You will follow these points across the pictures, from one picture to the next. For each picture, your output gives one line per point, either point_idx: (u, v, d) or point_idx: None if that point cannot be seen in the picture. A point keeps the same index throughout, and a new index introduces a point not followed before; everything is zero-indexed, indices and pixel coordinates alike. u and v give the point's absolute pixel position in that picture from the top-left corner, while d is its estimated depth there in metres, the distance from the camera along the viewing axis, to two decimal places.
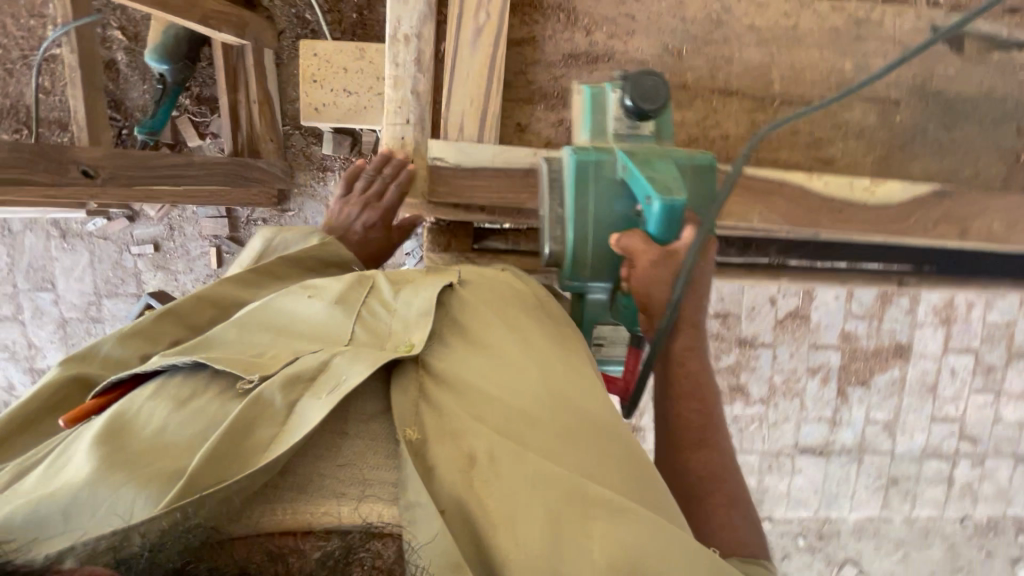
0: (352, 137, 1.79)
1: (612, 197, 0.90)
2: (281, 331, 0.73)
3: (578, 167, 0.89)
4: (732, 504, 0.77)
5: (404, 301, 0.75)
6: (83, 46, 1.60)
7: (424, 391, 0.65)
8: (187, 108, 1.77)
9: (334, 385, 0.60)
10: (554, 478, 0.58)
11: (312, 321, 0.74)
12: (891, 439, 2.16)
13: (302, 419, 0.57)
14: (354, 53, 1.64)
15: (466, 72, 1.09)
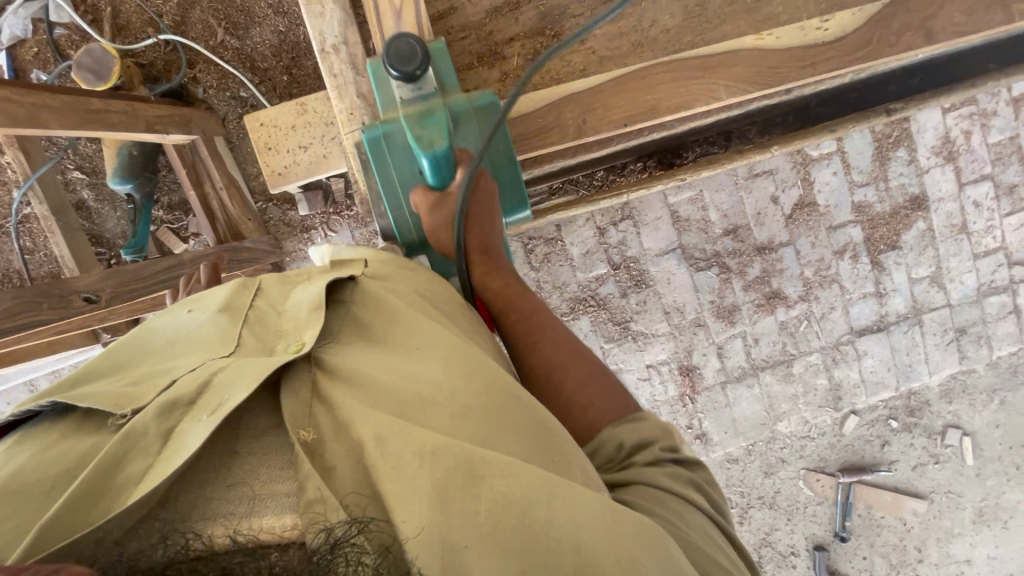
0: (322, 189, 1.81)
1: (408, 160, 1.05)
2: (164, 363, 0.72)
3: (372, 145, 1.03)
4: (582, 382, 0.89)
5: (296, 305, 0.80)
6: (49, 194, 1.64)
7: (319, 390, 0.67)
8: (162, 219, 1.81)
9: (214, 407, 0.60)
10: (445, 450, 0.60)
11: (192, 347, 0.74)
12: (943, 291, 2.11)
13: (182, 444, 0.57)
14: (294, 111, 1.67)
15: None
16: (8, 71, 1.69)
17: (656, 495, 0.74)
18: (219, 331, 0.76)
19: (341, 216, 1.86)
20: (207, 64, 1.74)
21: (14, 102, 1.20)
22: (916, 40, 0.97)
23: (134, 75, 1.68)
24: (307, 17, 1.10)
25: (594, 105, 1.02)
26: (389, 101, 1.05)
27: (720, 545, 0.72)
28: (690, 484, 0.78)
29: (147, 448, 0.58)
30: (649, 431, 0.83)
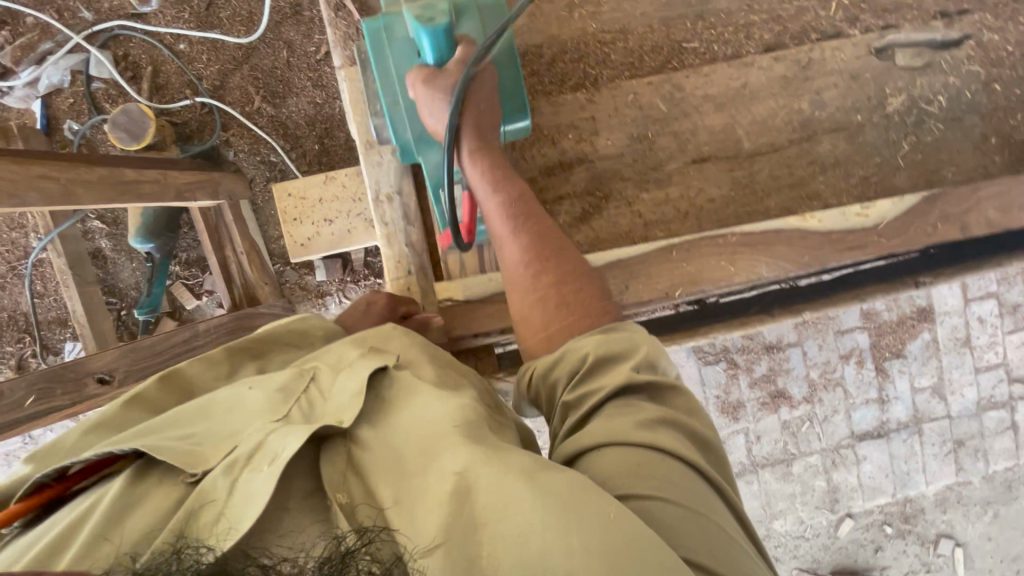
0: (342, 257, 1.81)
1: (408, 53, 0.93)
2: (223, 418, 0.75)
3: (373, 36, 0.94)
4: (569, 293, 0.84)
5: (339, 390, 0.78)
6: (69, 248, 1.63)
7: (353, 462, 0.68)
8: (178, 274, 1.80)
9: (269, 460, 0.64)
10: (451, 494, 0.60)
11: (248, 401, 0.77)
12: (943, 402, 2.13)
13: (243, 496, 0.61)
14: (321, 182, 1.69)
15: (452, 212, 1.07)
16: (41, 119, 1.69)
17: (629, 453, 0.66)
18: (279, 391, 0.79)
19: (357, 284, 1.85)
20: (241, 129, 1.75)
21: (51, 180, 1.20)
22: (950, 230, 0.92)
23: (168, 135, 1.69)
24: (367, 167, 1.07)
25: (638, 272, 0.91)
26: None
27: (708, 504, 0.64)
28: (673, 432, 0.70)
29: (214, 499, 0.63)
30: (614, 347, 0.77)
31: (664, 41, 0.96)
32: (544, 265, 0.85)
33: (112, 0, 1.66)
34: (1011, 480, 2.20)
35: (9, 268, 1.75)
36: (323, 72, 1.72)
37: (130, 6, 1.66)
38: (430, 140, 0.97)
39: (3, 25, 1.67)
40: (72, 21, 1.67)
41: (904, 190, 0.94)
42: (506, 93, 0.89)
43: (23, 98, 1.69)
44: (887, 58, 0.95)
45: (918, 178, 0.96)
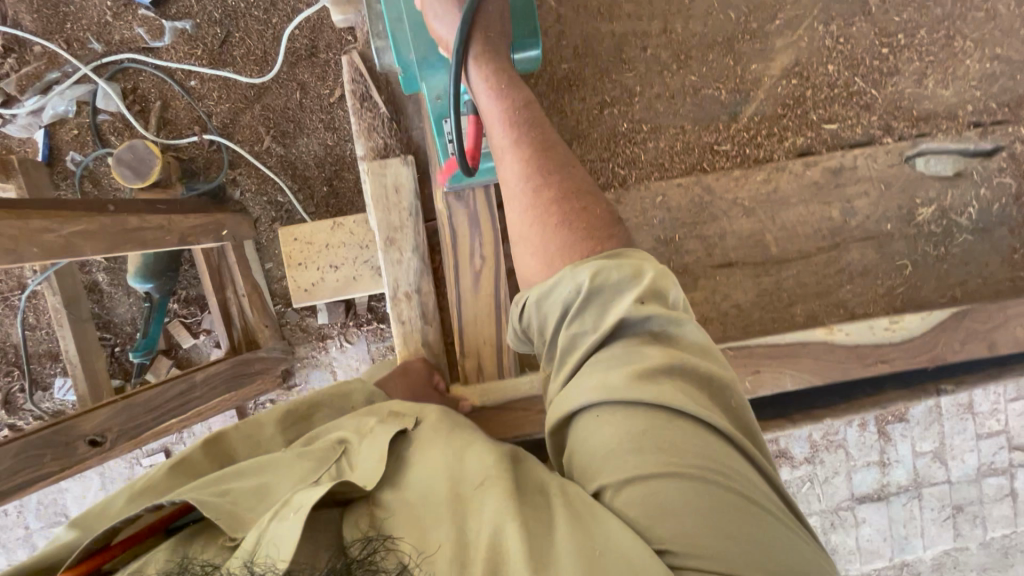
0: (345, 301, 1.78)
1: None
2: (257, 476, 0.75)
3: None
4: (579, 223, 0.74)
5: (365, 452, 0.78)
6: (66, 285, 1.59)
7: (375, 520, 0.67)
8: (177, 312, 1.75)
9: (297, 506, 0.64)
10: (460, 544, 0.61)
11: (285, 462, 0.77)
12: (944, 467, 2.11)
13: (271, 543, 0.60)
14: (329, 227, 1.65)
15: (473, 318, 1.00)
16: (42, 149, 1.65)
17: (634, 419, 0.63)
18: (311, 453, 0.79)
19: (360, 328, 1.82)
20: (249, 168, 1.72)
21: (53, 232, 1.15)
22: (977, 345, 0.91)
23: (174, 172, 1.64)
24: (384, 263, 0.99)
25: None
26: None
27: (718, 462, 0.61)
28: (677, 384, 0.65)
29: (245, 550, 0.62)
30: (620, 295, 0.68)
31: (694, 143, 0.94)
32: (549, 184, 0.75)
33: (123, 33, 1.62)
34: (1007, 545, 2.19)
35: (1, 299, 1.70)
36: (336, 114, 1.69)
37: (141, 40, 1.63)
38: (434, 63, 0.83)
39: (8, 53, 1.62)
40: (81, 51, 1.63)
41: (933, 303, 0.92)
42: (518, 15, 0.81)
43: (25, 126, 1.65)
44: (917, 166, 0.94)
45: (946, 288, 0.94)
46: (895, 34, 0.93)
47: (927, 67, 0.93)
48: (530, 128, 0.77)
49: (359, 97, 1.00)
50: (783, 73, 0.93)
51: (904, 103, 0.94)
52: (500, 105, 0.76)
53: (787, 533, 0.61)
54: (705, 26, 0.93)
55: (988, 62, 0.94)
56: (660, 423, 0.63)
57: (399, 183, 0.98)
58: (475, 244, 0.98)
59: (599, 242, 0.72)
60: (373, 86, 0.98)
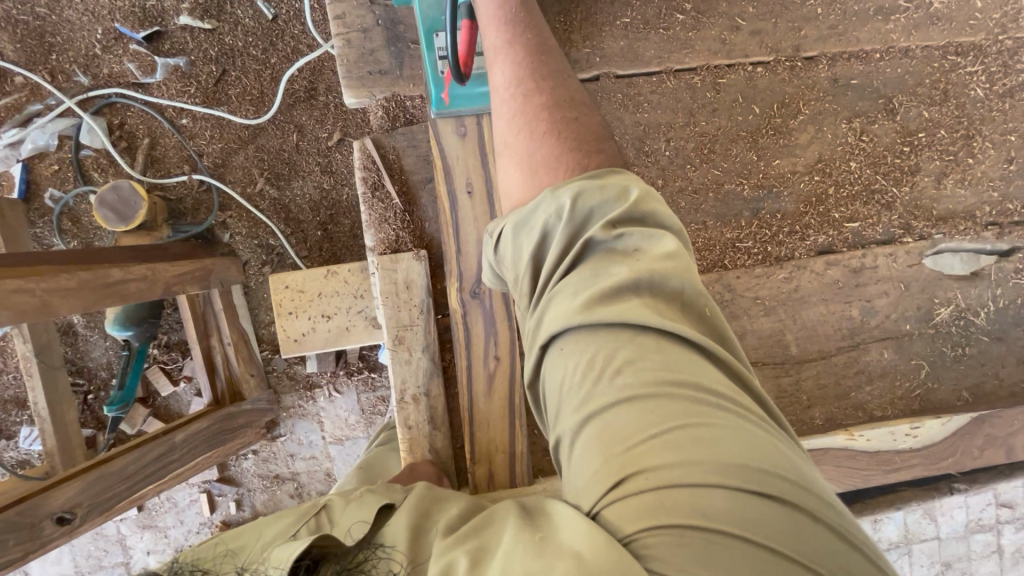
0: (336, 351, 1.71)
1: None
2: (236, 547, 0.69)
3: None
4: (572, 135, 0.65)
5: (348, 510, 0.73)
6: (39, 333, 1.49)
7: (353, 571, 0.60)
8: (156, 357, 1.66)
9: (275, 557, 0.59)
10: None
11: (267, 523, 0.72)
12: (934, 524, 2.11)
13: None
14: (322, 276, 1.59)
15: (486, 418, 0.96)
16: (19, 184, 1.56)
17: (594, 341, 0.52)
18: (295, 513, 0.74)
19: (351, 377, 1.75)
20: (240, 211, 1.65)
21: (27, 291, 1.07)
22: (987, 449, 0.93)
23: (160, 213, 1.56)
24: (392, 363, 0.96)
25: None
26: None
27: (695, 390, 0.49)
28: (650, 298, 0.53)
29: None
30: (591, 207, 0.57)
31: (716, 239, 0.92)
32: (541, 89, 0.68)
33: (112, 66, 1.55)
34: None
35: None
36: (334, 158, 1.64)
37: (132, 75, 1.56)
38: None
39: None
40: (66, 84, 1.55)
41: (950, 409, 0.90)
42: None
43: (2, 159, 1.56)
44: (936, 265, 0.93)
45: (964, 392, 0.93)
46: (916, 133, 0.93)
47: (946, 167, 0.93)
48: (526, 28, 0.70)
49: (371, 186, 0.97)
50: (806, 168, 0.93)
51: (924, 203, 0.93)
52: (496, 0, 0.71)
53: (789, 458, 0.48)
54: (729, 119, 0.92)
55: (1005, 164, 0.94)
56: (627, 344, 0.52)
57: (410, 278, 0.96)
58: (489, 344, 0.94)
59: (587, 154, 0.63)
60: (386, 174, 0.96)
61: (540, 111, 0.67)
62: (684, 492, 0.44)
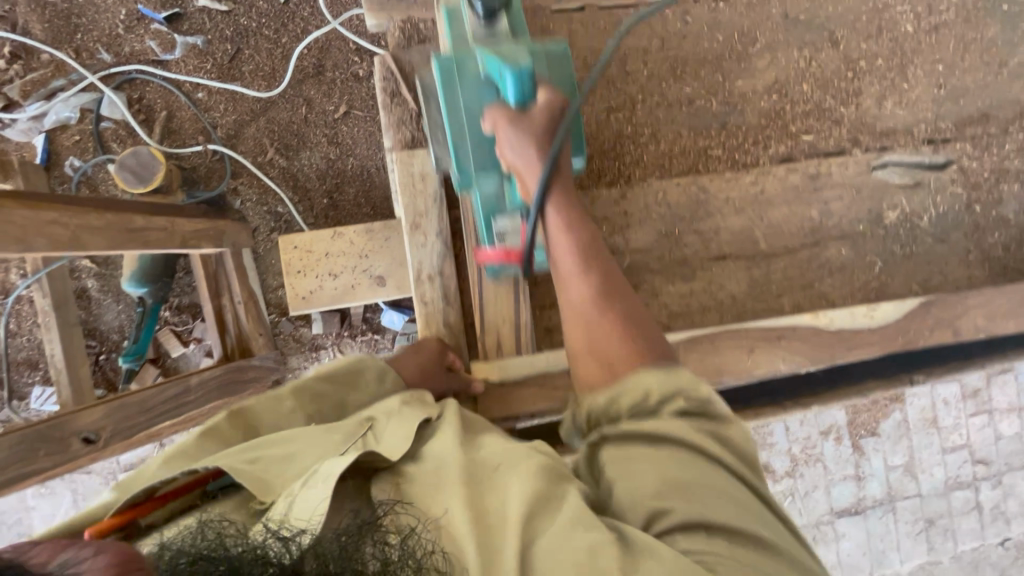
0: (341, 311, 1.80)
1: (478, 85, 0.93)
2: (289, 443, 0.83)
3: (443, 67, 0.93)
4: (614, 292, 0.83)
5: (391, 436, 0.81)
6: (54, 287, 1.56)
7: (400, 489, 0.74)
8: (167, 320, 1.73)
9: (327, 475, 0.72)
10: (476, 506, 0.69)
11: (308, 437, 0.84)
12: (915, 481, 2.20)
13: (306, 507, 0.69)
14: (330, 237, 1.68)
15: (492, 296, 1.13)
16: (42, 153, 1.66)
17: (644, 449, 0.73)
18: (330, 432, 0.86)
19: (354, 339, 1.83)
20: (250, 178, 1.76)
21: (59, 224, 1.16)
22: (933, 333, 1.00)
23: (175, 181, 1.67)
24: (410, 248, 1.11)
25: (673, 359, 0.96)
26: (461, 42, 0.99)
27: (710, 485, 0.70)
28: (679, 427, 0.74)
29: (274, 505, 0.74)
30: (672, 381, 0.77)
31: (690, 147, 1.07)
32: (581, 222, 0.87)
33: (134, 44, 1.68)
34: (973, 556, 2.27)
35: None
36: (341, 129, 1.76)
37: (152, 52, 1.68)
38: (489, 168, 0.97)
39: (15, 59, 1.65)
40: (90, 61, 1.67)
41: (900, 295, 1.05)
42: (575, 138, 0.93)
43: (26, 131, 1.66)
44: (884, 174, 1.08)
45: (914, 285, 1.07)
46: (857, 61, 1.08)
47: (883, 90, 1.08)
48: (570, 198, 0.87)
49: (389, 93, 1.12)
50: (765, 90, 1.07)
51: (868, 120, 1.09)
52: (536, 140, 0.85)
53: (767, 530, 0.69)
54: (697, 48, 1.07)
55: (935, 89, 1.10)
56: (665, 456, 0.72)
57: (424, 173, 1.11)
58: None
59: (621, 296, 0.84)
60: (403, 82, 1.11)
61: (588, 254, 0.85)
62: (695, 520, 0.66)
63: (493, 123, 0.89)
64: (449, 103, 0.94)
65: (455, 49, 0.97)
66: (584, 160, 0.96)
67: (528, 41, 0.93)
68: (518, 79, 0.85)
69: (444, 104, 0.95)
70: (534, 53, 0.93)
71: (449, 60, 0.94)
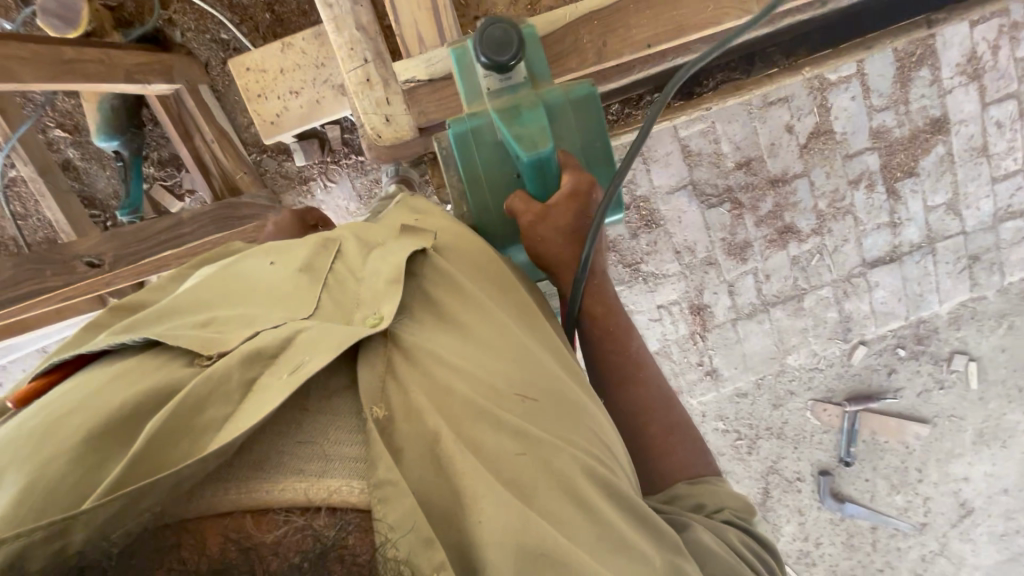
0: (317, 136, 1.73)
1: (497, 157, 1.06)
2: (251, 302, 0.72)
3: (458, 137, 1.04)
4: (668, 431, 0.96)
5: (373, 270, 0.78)
6: (34, 155, 1.56)
7: (390, 372, 0.66)
8: (154, 176, 1.74)
9: (294, 367, 0.59)
10: (495, 422, 0.66)
11: (275, 297, 0.73)
12: (958, 219, 2.04)
13: (266, 399, 0.56)
14: (278, 50, 1.56)
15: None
16: None
17: (707, 534, 0.79)
18: (300, 288, 0.75)
19: (340, 165, 1.78)
20: (182, 4, 1.62)
21: None
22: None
23: (106, 21, 1.56)
24: None
25: (614, 25, 1.14)
26: (474, 95, 1.07)
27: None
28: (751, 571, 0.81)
29: (222, 387, 0.58)
30: (726, 496, 0.89)
31: None
32: (655, 419, 0.97)
33: None
34: None
35: None
36: None
37: None
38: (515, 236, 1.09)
39: None
40: None
41: None
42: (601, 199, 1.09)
43: None
44: None
45: None
46: None
47: None
48: (634, 397, 0.99)
49: None
50: None
51: None
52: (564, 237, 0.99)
53: None
54: None
55: None
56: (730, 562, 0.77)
57: None
58: None
59: (682, 454, 0.95)
60: None
61: (641, 411, 0.97)
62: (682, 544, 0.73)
63: (516, 208, 1.01)
64: (479, 206, 1.07)
65: (470, 109, 1.07)
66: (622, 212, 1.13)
67: (551, 94, 1.04)
68: (542, 174, 1.01)
69: (470, 203, 1.08)
70: (550, 106, 1.05)
71: (462, 129, 1.04)
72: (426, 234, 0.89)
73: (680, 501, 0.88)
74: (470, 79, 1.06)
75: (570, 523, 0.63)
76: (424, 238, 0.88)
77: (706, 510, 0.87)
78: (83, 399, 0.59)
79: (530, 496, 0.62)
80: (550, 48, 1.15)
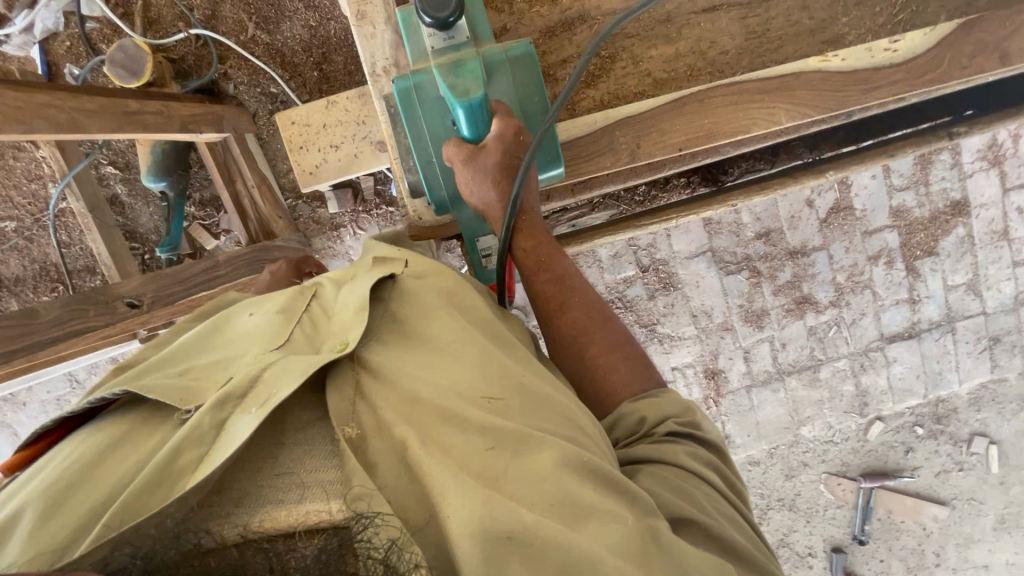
0: (351, 186, 1.81)
1: (437, 112, 1.09)
2: (232, 352, 0.78)
3: (403, 94, 1.08)
4: (609, 351, 0.94)
5: (340, 306, 0.83)
6: (85, 192, 1.66)
7: (362, 392, 0.71)
8: (194, 215, 1.82)
9: (263, 399, 0.65)
10: (461, 423, 0.69)
11: (251, 342, 0.79)
12: (978, 299, 2.03)
13: (235, 434, 0.62)
14: (323, 107, 1.64)
15: None
16: (41, 65, 1.69)
17: (661, 474, 0.77)
18: (269, 332, 0.81)
19: (370, 214, 1.86)
20: (238, 60, 1.73)
21: (54, 107, 1.21)
22: (954, 68, 1.17)
23: (167, 71, 1.67)
24: (359, 39, 1.17)
25: (648, 129, 1.20)
26: (419, 53, 1.11)
27: (708, 501, 0.76)
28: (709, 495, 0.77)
29: (199, 434, 0.63)
30: (668, 407, 0.86)
31: None
32: (597, 345, 0.94)
33: None
34: None
35: (33, 220, 1.80)
36: None
37: None
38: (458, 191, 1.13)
39: None
40: None
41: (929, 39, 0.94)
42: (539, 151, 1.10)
43: (21, 45, 1.69)
44: None
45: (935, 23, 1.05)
46: None
47: None
48: (573, 324, 0.96)
49: None
50: None
51: None
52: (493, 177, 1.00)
53: (739, 524, 0.77)
54: None
55: None
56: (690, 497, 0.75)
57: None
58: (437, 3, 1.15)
59: (623, 373, 0.92)
60: None
61: (580, 338, 0.95)
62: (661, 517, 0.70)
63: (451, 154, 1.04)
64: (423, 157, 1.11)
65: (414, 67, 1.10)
66: (561, 165, 1.13)
67: (489, 51, 1.07)
68: (474, 124, 1.02)
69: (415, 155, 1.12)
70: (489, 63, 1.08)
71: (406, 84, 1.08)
72: (395, 263, 0.94)
73: (622, 421, 0.86)
74: (416, 40, 1.10)
75: (536, 502, 0.63)
76: (393, 266, 0.92)
77: (646, 427, 0.84)
78: (86, 458, 0.66)
79: (499, 488, 0.64)
80: (586, 148, 1.20)
